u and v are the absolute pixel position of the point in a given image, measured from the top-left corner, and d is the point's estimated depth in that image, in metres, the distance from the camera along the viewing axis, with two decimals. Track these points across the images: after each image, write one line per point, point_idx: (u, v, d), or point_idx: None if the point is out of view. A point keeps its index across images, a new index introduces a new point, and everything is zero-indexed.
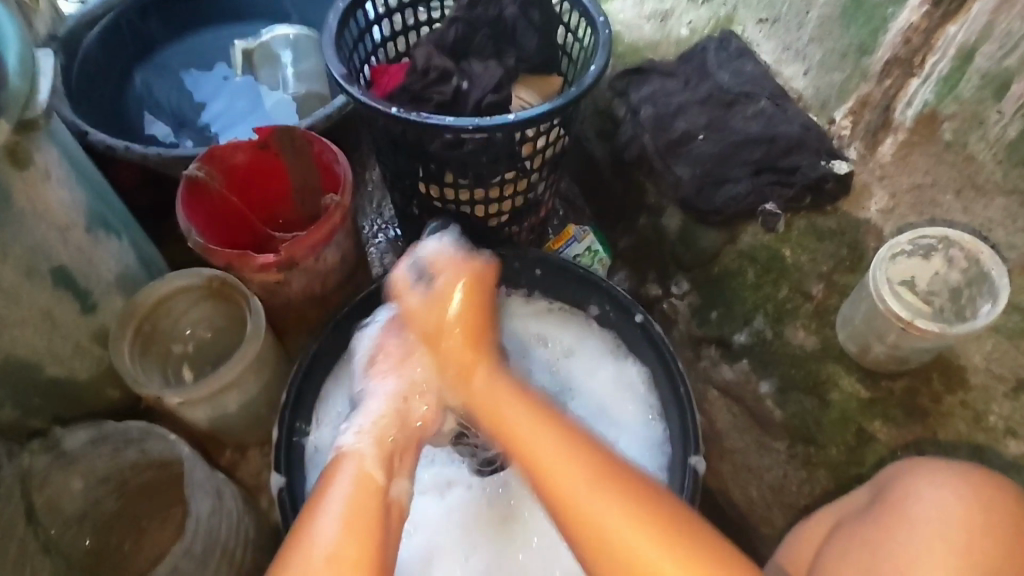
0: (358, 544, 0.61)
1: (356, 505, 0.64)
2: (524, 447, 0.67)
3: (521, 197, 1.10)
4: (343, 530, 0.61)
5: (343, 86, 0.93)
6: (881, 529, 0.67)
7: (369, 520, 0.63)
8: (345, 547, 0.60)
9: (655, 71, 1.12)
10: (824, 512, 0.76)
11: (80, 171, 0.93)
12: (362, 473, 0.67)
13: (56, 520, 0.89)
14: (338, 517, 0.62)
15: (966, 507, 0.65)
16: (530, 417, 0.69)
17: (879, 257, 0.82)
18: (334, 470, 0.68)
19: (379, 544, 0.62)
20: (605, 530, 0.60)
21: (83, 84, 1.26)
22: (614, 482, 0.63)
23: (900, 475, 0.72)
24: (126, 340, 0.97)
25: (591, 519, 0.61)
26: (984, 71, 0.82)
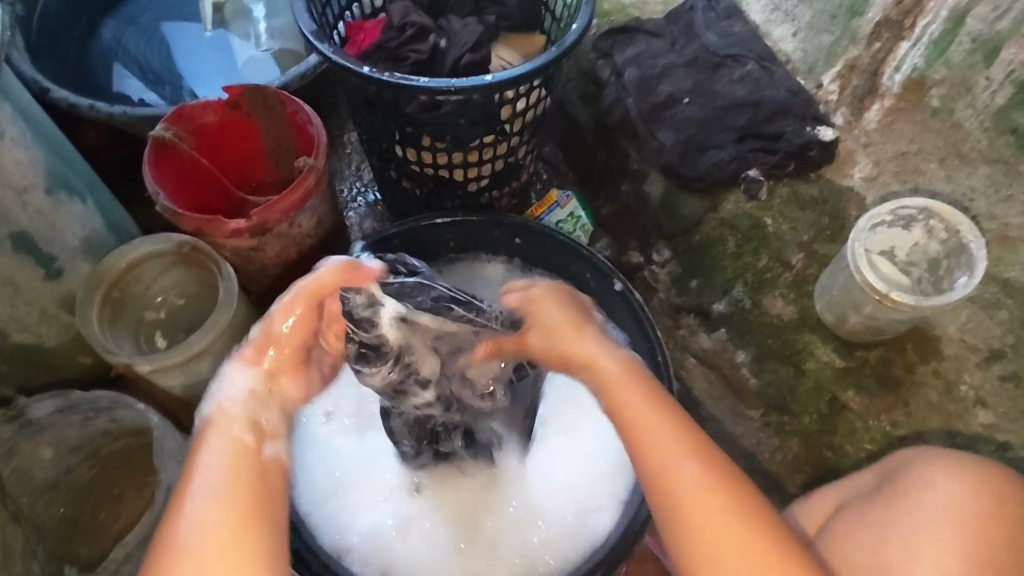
0: (239, 500, 0.60)
1: (227, 464, 0.63)
2: (640, 434, 0.65)
3: (501, 161, 1.07)
4: (217, 497, 0.59)
5: (313, 44, 0.88)
6: (890, 518, 0.68)
7: (236, 479, 0.61)
8: (214, 512, 0.58)
9: (641, 31, 1.08)
10: (827, 491, 0.77)
11: (38, 129, 0.89)
12: (231, 440, 0.65)
13: (26, 489, 0.88)
14: (215, 487, 0.60)
15: (976, 505, 0.66)
16: (661, 415, 0.65)
17: (859, 228, 0.81)
18: (204, 439, 0.66)
19: (255, 501, 0.61)
20: (686, 488, 0.61)
21: (44, 39, 1.20)
22: (687, 427, 0.65)
23: (909, 461, 0.72)
24: (94, 306, 0.95)
25: (700, 513, 0.60)
26: (975, 34, 0.80)
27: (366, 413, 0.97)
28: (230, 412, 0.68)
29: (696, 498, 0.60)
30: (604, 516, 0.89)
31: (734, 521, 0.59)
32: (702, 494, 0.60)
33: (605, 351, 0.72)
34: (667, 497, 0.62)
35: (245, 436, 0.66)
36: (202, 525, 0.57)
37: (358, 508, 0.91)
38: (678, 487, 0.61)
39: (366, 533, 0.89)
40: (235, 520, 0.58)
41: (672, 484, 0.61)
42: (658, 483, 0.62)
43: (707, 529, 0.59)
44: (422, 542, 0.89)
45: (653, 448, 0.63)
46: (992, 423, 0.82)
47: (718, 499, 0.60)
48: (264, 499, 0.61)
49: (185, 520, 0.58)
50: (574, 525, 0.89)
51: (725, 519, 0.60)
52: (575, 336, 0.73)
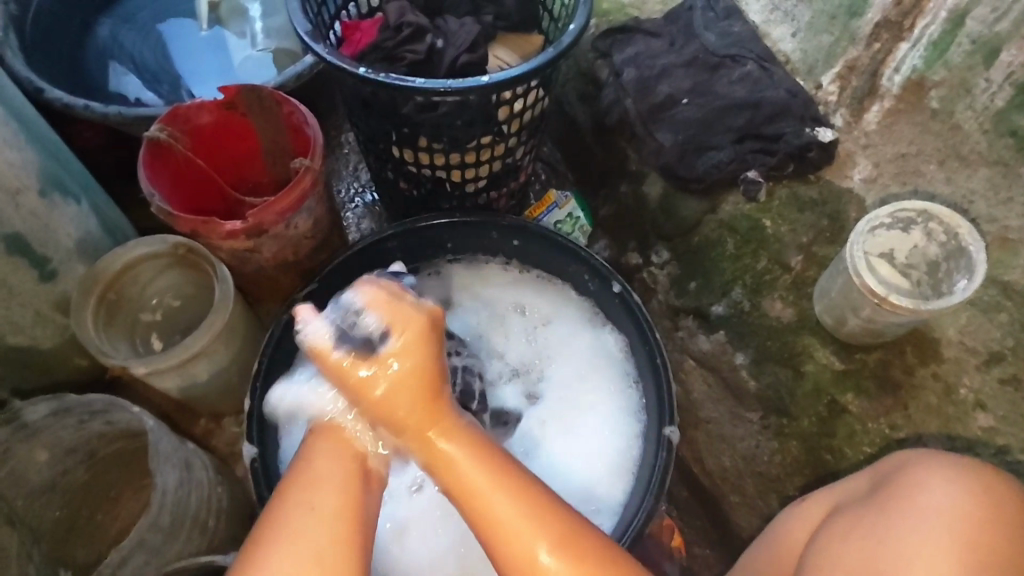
0: (349, 507, 0.60)
1: (336, 473, 0.62)
2: (466, 493, 0.61)
3: (499, 162, 1.06)
4: (331, 504, 0.60)
5: (309, 44, 0.87)
6: (884, 519, 0.68)
7: (354, 491, 0.62)
8: (316, 527, 0.58)
9: (640, 31, 1.07)
10: (823, 494, 0.77)
11: (31, 130, 0.88)
12: (342, 445, 0.64)
13: (21, 492, 0.87)
14: (331, 490, 0.61)
15: (970, 505, 0.66)
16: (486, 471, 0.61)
17: (858, 230, 0.81)
18: (315, 441, 0.65)
19: (356, 519, 0.60)
20: (509, 533, 0.58)
21: (39, 38, 1.20)
22: (490, 458, 0.62)
23: (904, 464, 0.72)
24: (89, 308, 0.94)
25: (523, 556, 0.58)
26: (975, 35, 0.80)
27: None
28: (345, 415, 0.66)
29: (505, 533, 0.58)
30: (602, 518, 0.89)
31: (533, 541, 0.58)
32: (512, 527, 0.58)
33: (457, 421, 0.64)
34: (490, 534, 0.59)
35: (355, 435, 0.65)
36: (314, 532, 0.58)
37: None
38: (485, 516, 0.59)
39: None
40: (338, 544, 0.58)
41: (484, 518, 0.59)
42: (480, 525, 0.60)
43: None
44: (420, 543, 0.90)
45: (481, 502, 0.60)
46: (992, 426, 0.82)
47: (514, 510, 0.59)
48: (368, 513, 0.62)
49: (296, 525, 0.58)
50: None
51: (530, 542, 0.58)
52: (434, 407, 0.63)
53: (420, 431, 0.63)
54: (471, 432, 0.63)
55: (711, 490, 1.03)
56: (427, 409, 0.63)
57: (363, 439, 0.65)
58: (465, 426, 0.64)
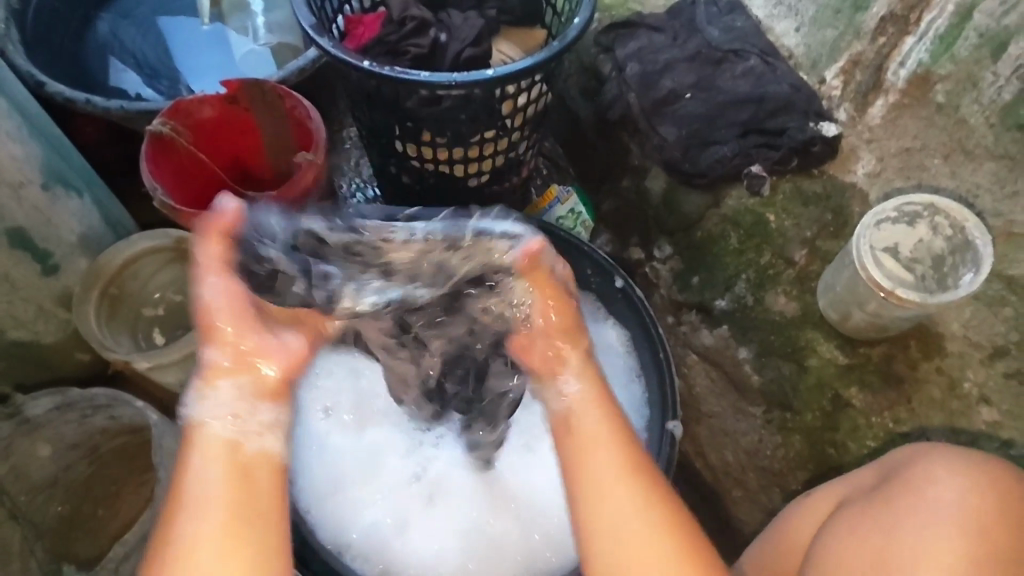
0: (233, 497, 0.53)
1: (211, 472, 0.54)
2: (577, 444, 0.61)
3: (502, 156, 1.06)
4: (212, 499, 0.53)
5: (313, 38, 0.87)
6: (890, 513, 0.67)
7: (241, 484, 0.54)
8: (205, 525, 0.52)
9: (643, 25, 1.07)
10: (827, 489, 0.77)
11: (33, 123, 0.88)
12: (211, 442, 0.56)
13: (23, 487, 0.88)
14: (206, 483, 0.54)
15: (977, 500, 0.66)
16: (604, 421, 0.62)
17: (864, 224, 0.81)
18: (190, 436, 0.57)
19: (242, 504, 0.53)
20: (602, 486, 0.58)
21: (40, 34, 1.19)
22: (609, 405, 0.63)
23: (912, 458, 0.72)
24: (91, 303, 0.94)
25: (610, 502, 0.57)
26: (982, 29, 0.80)
27: (366, 410, 0.95)
28: (210, 413, 0.57)
29: (604, 477, 0.58)
30: None
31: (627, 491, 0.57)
32: (613, 474, 0.58)
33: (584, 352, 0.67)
34: (585, 502, 0.58)
35: (212, 419, 0.57)
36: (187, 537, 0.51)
37: (360, 503, 0.90)
38: (590, 448, 0.60)
39: (367, 530, 0.89)
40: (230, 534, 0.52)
41: (589, 464, 0.59)
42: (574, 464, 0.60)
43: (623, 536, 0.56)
44: (422, 540, 0.89)
45: (583, 458, 0.60)
46: (996, 420, 0.82)
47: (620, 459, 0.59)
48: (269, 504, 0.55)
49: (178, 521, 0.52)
50: None
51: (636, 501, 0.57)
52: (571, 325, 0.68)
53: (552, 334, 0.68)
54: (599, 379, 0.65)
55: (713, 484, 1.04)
56: (560, 324, 0.67)
57: (243, 423, 0.57)
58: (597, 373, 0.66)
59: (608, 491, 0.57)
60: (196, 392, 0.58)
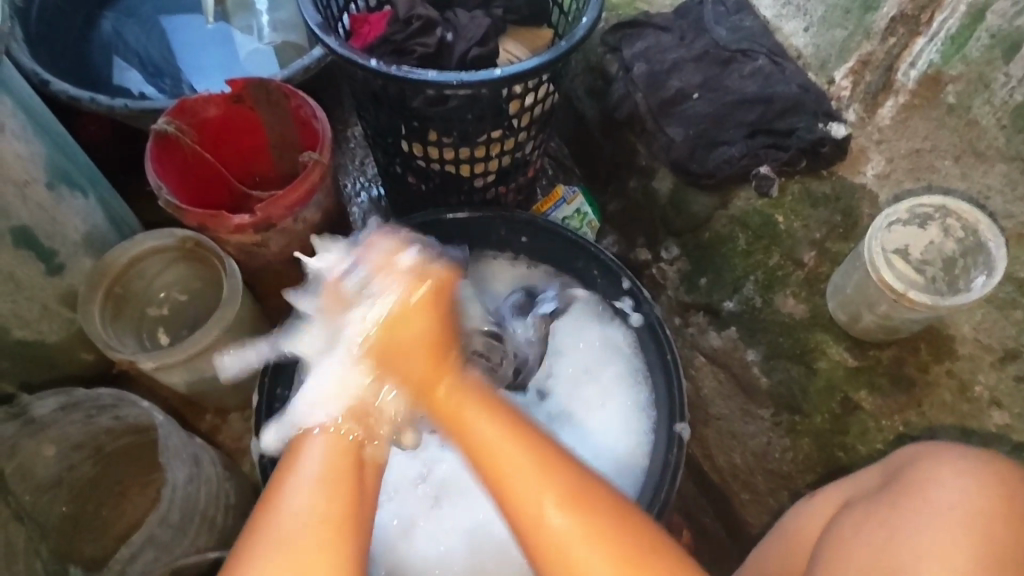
0: (330, 509, 0.58)
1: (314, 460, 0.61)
2: (458, 422, 0.62)
3: (508, 156, 1.05)
4: (313, 500, 0.58)
5: (319, 37, 0.86)
6: (897, 515, 0.67)
7: (342, 486, 0.60)
8: (297, 513, 0.57)
9: (650, 25, 1.06)
10: (832, 490, 0.76)
11: (38, 122, 0.87)
12: (329, 443, 0.62)
13: (28, 487, 0.87)
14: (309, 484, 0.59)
15: (985, 501, 0.65)
16: (480, 399, 0.62)
17: (876, 225, 0.80)
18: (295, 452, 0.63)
19: (349, 511, 0.58)
20: (488, 450, 0.60)
21: (44, 33, 1.19)
22: (518, 432, 0.61)
23: (917, 459, 0.71)
24: (96, 302, 0.94)
25: (514, 484, 0.59)
26: (994, 30, 0.80)
27: None
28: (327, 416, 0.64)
29: (518, 475, 0.59)
30: None
31: (519, 450, 0.60)
32: (527, 471, 0.59)
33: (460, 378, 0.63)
34: (492, 478, 0.60)
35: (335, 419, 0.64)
36: (287, 532, 0.56)
37: None
38: (480, 432, 0.61)
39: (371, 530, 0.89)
40: (323, 524, 0.57)
41: (503, 474, 0.59)
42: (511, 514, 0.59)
43: (521, 500, 0.58)
44: (426, 541, 0.89)
45: (466, 428, 0.61)
46: (1007, 423, 0.82)
47: (510, 439, 0.60)
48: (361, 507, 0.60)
49: (280, 496, 0.58)
50: None
51: (577, 548, 0.57)
52: (440, 362, 0.63)
53: (430, 385, 0.63)
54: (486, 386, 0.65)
55: (720, 486, 1.03)
56: (432, 366, 0.63)
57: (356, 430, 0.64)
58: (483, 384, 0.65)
59: (495, 456, 0.60)
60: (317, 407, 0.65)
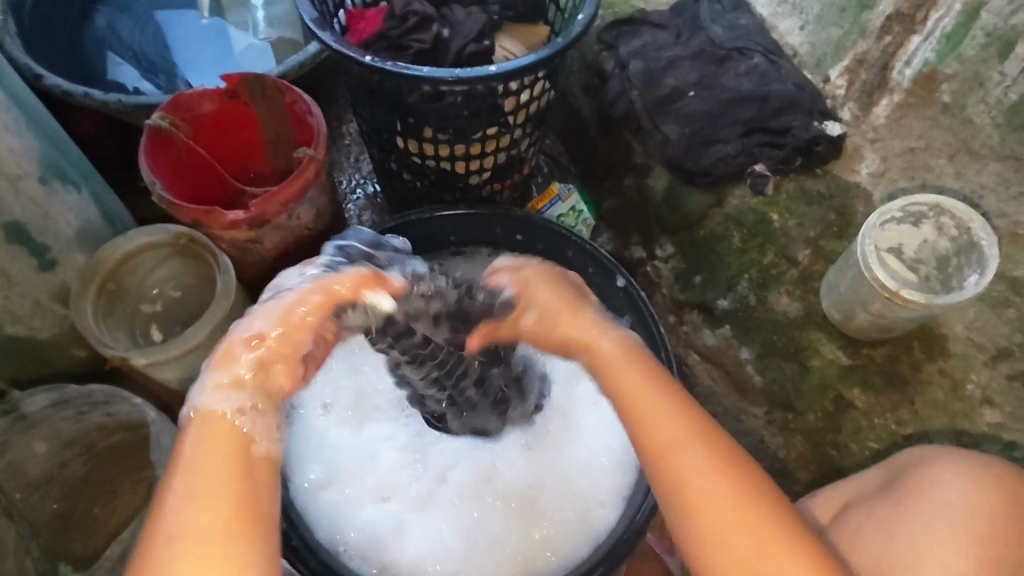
0: (224, 497, 0.54)
1: (196, 451, 0.57)
2: (634, 410, 0.62)
3: (504, 153, 1.05)
4: (191, 488, 0.54)
5: (315, 32, 0.86)
6: (897, 516, 0.67)
7: (219, 467, 0.56)
8: (192, 508, 0.53)
9: (646, 22, 1.06)
10: (831, 491, 0.77)
11: (32, 116, 0.87)
12: (209, 422, 0.60)
13: (19, 484, 0.87)
14: (186, 476, 0.55)
15: (985, 502, 0.66)
16: (653, 387, 0.64)
17: (870, 223, 0.80)
18: (191, 433, 0.60)
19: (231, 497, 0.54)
20: (669, 449, 0.59)
21: (38, 26, 1.18)
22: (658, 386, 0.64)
23: (917, 460, 0.71)
24: (89, 298, 0.93)
25: (697, 488, 0.57)
26: (990, 28, 0.79)
27: (363, 407, 0.95)
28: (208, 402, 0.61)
29: (695, 480, 0.58)
30: (607, 512, 0.88)
31: (710, 475, 0.58)
32: (716, 492, 0.57)
33: (605, 331, 0.69)
34: (665, 478, 0.59)
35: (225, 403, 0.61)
36: (175, 526, 0.52)
37: (357, 501, 0.89)
38: (653, 426, 0.61)
39: (364, 529, 0.88)
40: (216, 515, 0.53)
41: (680, 470, 0.59)
42: (658, 465, 0.60)
43: (702, 502, 0.57)
44: (418, 539, 0.88)
45: (646, 422, 0.61)
46: (999, 422, 0.82)
47: (705, 452, 0.59)
48: (257, 496, 0.56)
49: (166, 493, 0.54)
50: (578, 523, 0.88)
51: (716, 487, 0.57)
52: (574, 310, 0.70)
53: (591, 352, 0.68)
54: (655, 375, 0.65)
55: None
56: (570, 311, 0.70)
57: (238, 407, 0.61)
58: (653, 371, 0.65)
59: (675, 452, 0.59)
60: (200, 385, 0.63)
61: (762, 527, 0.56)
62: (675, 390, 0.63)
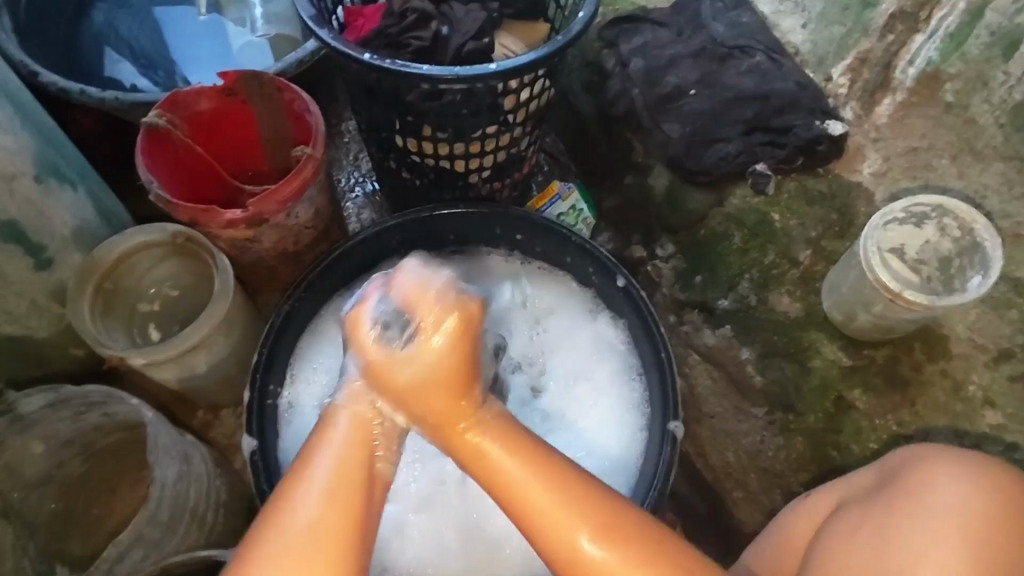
0: (344, 519, 0.54)
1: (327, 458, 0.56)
2: (477, 454, 0.57)
3: (504, 152, 1.04)
4: (325, 509, 0.54)
5: (312, 30, 0.86)
6: (894, 518, 0.67)
7: (355, 491, 0.55)
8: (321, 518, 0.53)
9: (647, 20, 1.05)
10: (826, 490, 0.76)
11: (26, 114, 0.86)
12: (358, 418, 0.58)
13: (15, 485, 0.86)
14: (318, 490, 0.54)
15: (981, 504, 0.65)
16: (499, 426, 0.58)
17: (872, 224, 0.80)
18: (323, 428, 0.58)
19: (355, 529, 0.54)
20: (517, 491, 0.55)
21: (34, 22, 1.17)
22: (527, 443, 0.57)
23: (911, 461, 0.70)
24: (86, 298, 0.92)
25: (553, 524, 0.55)
26: (994, 27, 0.79)
27: None
28: (356, 390, 0.59)
29: (543, 508, 0.55)
30: None
31: (573, 519, 0.54)
32: (586, 538, 0.54)
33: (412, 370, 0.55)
34: (529, 522, 0.55)
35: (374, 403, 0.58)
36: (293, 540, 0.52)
37: None
38: (502, 466, 0.56)
39: None
40: (336, 530, 0.53)
41: (544, 529, 0.55)
42: (528, 521, 0.56)
43: (554, 540, 0.55)
44: (418, 540, 0.88)
45: (486, 460, 0.57)
46: (1000, 423, 0.81)
47: (564, 500, 0.55)
48: (364, 533, 0.55)
49: (290, 495, 0.54)
50: None
51: (597, 551, 0.54)
52: (466, 395, 0.57)
53: (451, 421, 0.58)
54: (498, 400, 0.61)
55: None
56: (455, 403, 0.57)
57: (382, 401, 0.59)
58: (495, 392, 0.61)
59: (520, 490, 0.55)
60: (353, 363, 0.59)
61: (647, 566, 0.54)
62: (525, 430, 0.59)
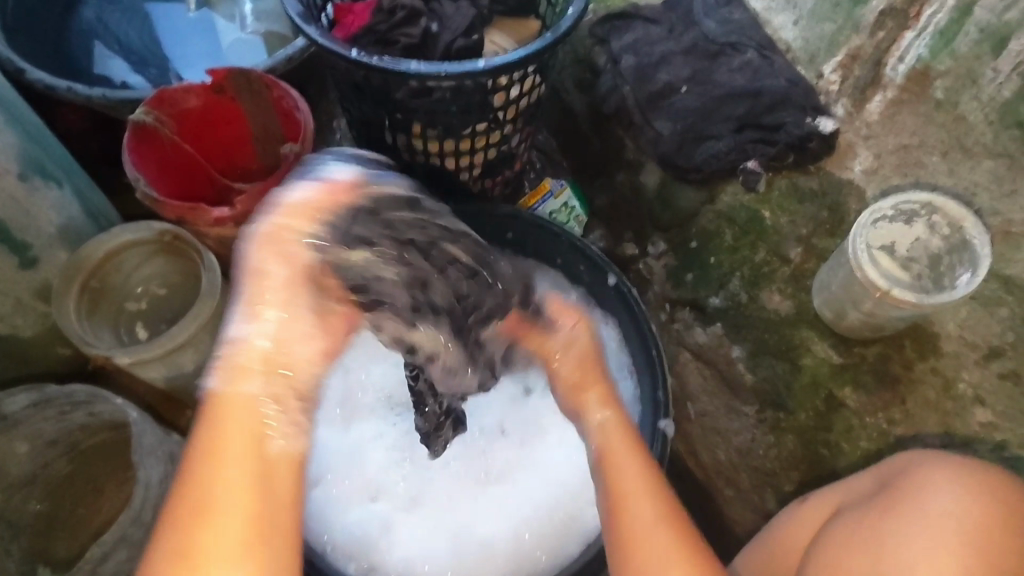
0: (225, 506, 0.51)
1: (208, 443, 0.54)
2: (613, 469, 0.68)
3: (494, 149, 1.04)
4: (206, 502, 0.51)
5: (300, 26, 0.85)
6: (888, 523, 0.66)
7: (237, 478, 0.53)
8: (219, 514, 0.51)
9: (639, 17, 1.04)
10: (822, 496, 0.76)
11: (11, 111, 0.85)
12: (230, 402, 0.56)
13: (1, 486, 0.86)
14: (202, 489, 0.52)
15: (977, 511, 0.65)
16: (640, 468, 0.68)
17: (861, 223, 0.79)
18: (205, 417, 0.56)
19: (256, 507, 0.52)
20: (642, 532, 0.63)
21: (22, 17, 1.16)
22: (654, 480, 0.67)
23: (909, 465, 0.71)
24: (71, 296, 0.91)
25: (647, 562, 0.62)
26: (983, 24, 0.78)
27: (350, 405, 0.93)
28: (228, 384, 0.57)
29: (653, 548, 0.62)
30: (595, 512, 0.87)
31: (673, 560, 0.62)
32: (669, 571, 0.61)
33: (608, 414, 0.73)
34: (631, 543, 0.63)
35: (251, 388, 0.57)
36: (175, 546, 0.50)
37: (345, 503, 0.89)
38: (627, 486, 0.66)
39: (353, 528, 0.88)
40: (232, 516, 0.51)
41: (644, 555, 0.63)
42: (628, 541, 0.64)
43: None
44: (406, 540, 0.87)
45: (614, 476, 0.68)
46: (990, 421, 0.81)
47: (680, 549, 0.62)
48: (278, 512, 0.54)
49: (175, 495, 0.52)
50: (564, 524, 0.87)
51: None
52: (596, 376, 0.75)
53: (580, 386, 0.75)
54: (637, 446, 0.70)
55: (704, 484, 1.05)
56: (585, 371, 0.75)
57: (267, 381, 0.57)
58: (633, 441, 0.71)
59: (640, 523, 0.64)
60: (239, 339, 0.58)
61: None
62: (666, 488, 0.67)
